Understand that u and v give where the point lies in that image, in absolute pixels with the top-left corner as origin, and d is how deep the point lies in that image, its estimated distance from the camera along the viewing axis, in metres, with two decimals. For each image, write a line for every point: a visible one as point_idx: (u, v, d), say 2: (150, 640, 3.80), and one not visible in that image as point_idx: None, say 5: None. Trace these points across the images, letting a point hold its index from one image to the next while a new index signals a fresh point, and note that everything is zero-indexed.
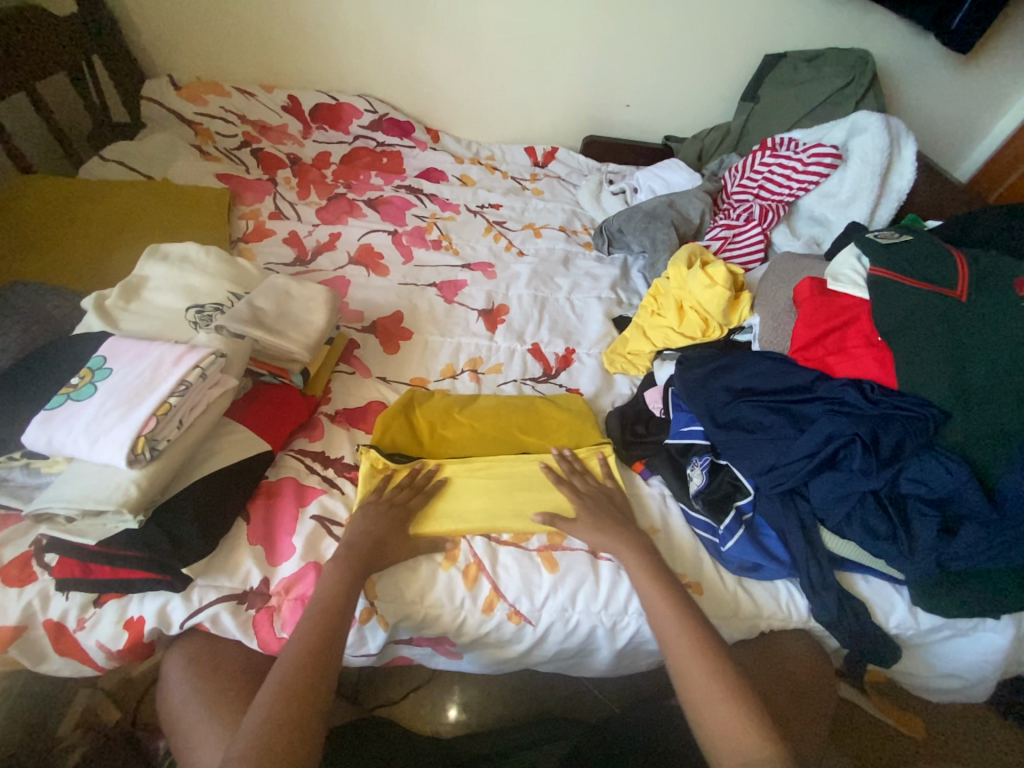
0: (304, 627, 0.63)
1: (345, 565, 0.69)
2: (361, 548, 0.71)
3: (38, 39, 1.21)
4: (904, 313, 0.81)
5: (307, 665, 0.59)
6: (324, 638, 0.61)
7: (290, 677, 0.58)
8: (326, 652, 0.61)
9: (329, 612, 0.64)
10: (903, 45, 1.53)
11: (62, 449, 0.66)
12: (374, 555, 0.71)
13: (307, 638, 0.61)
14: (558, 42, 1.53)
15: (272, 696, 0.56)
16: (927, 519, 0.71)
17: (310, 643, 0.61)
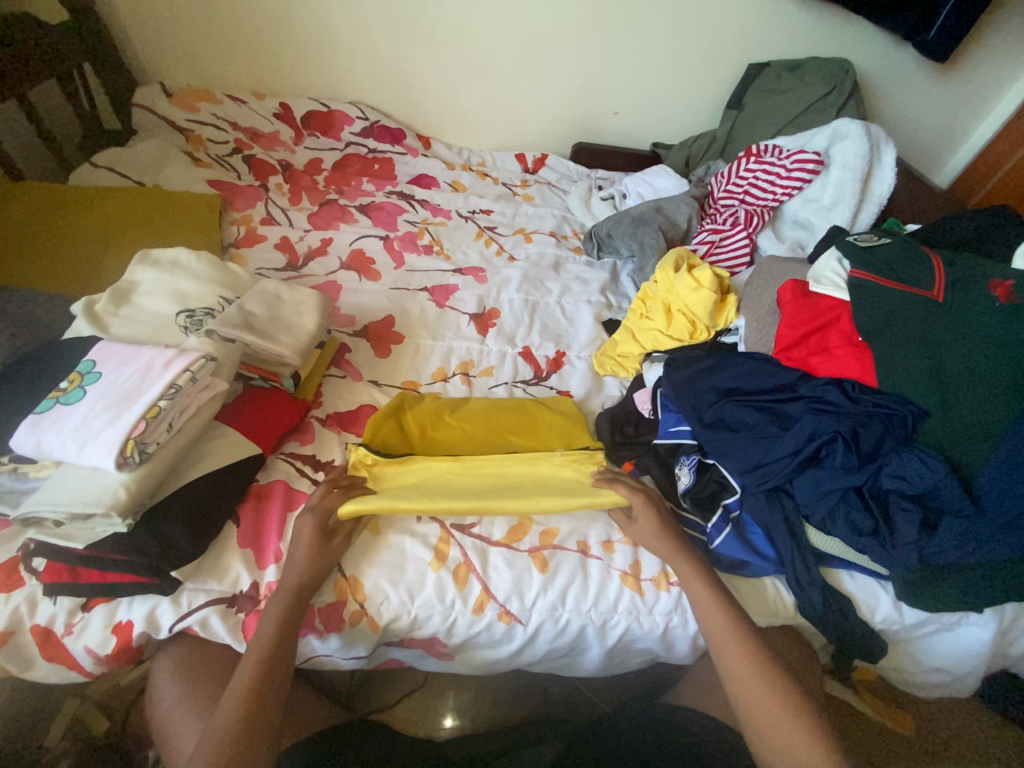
0: (234, 685, 0.60)
1: (276, 613, 0.65)
2: (291, 591, 0.67)
3: (29, 46, 1.22)
4: (884, 314, 0.83)
5: (236, 731, 0.56)
6: (252, 699, 0.59)
7: (217, 745, 0.55)
8: (257, 713, 0.58)
9: (258, 667, 0.61)
10: (882, 55, 1.57)
11: (50, 453, 0.66)
12: (305, 597, 0.68)
13: (236, 698, 0.59)
14: (547, 51, 1.56)
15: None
16: (909, 513, 0.72)
17: (239, 705, 0.58)
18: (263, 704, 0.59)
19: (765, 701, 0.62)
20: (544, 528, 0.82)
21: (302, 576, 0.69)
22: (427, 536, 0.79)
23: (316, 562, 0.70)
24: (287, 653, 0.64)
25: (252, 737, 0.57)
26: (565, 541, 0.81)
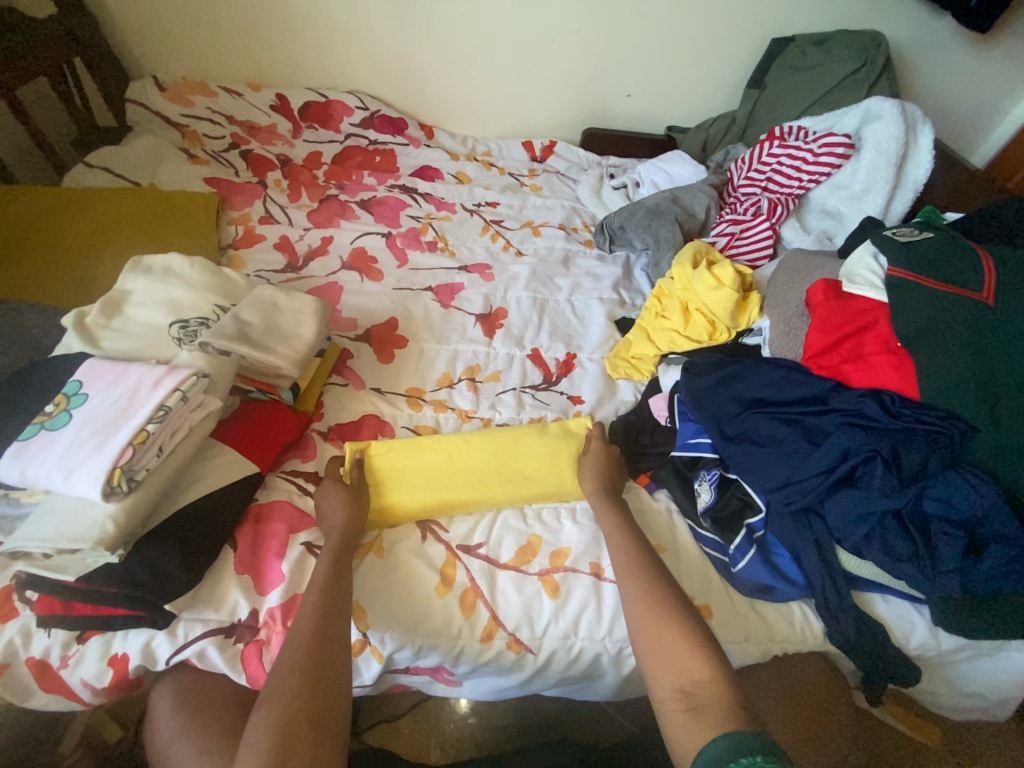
0: (302, 604, 0.62)
1: (330, 548, 0.69)
2: (339, 534, 0.71)
3: (13, 42, 1.17)
4: (926, 318, 0.76)
5: (311, 635, 0.58)
6: (321, 612, 0.61)
7: (294, 661, 0.56)
8: (330, 622, 0.60)
9: (318, 599, 0.62)
10: (919, 25, 1.45)
11: (36, 483, 0.63)
12: (352, 541, 0.71)
13: (307, 611, 0.61)
14: (555, 31, 1.47)
15: (281, 671, 0.55)
16: (952, 540, 0.66)
17: (310, 616, 0.60)
18: (333, 615, 0.61)
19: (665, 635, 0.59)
20: (554, 548, 0.78)
21: (349, 519, 0.72)
22: (434, 557, 0.76)
23: (356, 509, 0.74)
24: (344, 581, 0.66)
25: (323, 650, 0.58)
26: (577, 563, 0.77)
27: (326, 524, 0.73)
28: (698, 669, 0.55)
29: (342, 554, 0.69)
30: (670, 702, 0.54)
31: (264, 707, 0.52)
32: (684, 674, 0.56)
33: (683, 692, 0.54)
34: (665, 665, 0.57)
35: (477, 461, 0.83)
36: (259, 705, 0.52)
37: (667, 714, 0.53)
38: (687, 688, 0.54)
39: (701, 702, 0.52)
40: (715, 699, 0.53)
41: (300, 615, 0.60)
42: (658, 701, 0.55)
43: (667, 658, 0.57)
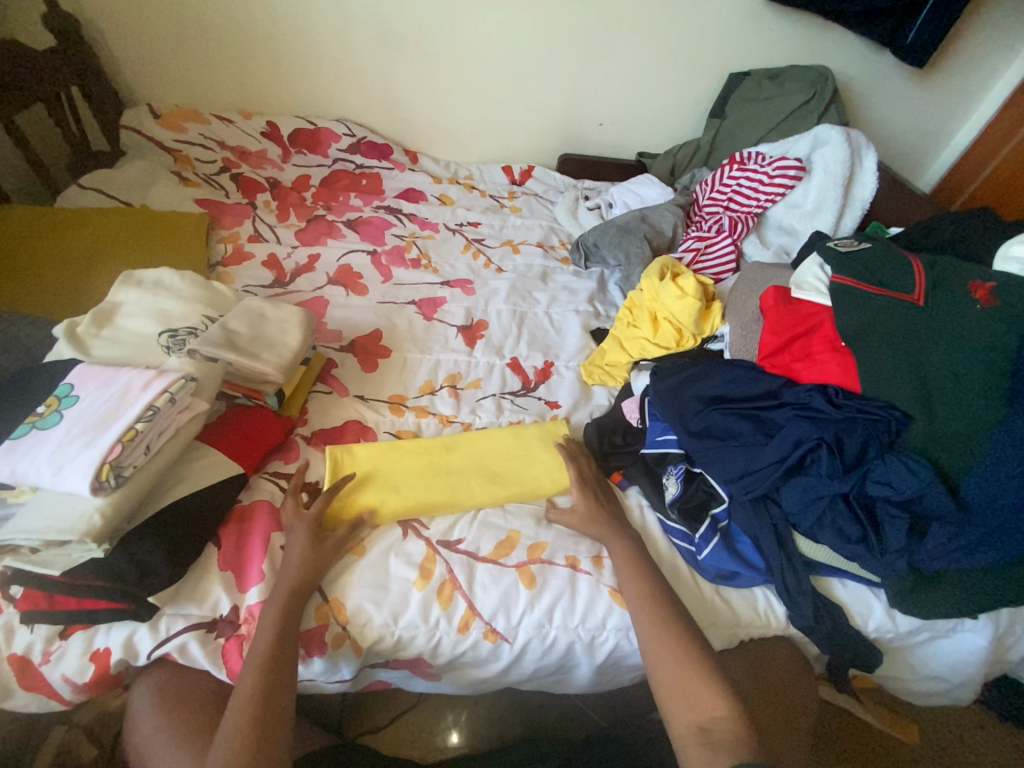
0: (241, 684, 0.62)
1: (273, 613, 0.67)
2: (288, 585, 0.69)
3: (14, 72, 1.24)
4: (865, 319, 0.83)
5: (255, 711, 0.60)
6: (262, 695, 0.61)
7: (235, 732, 0.58)
8: (273, 705, 0.60)
9: (261, 664, 0.63)
10: (861, 61, 1.59)
11: (25, 479, 0.65)
12: (303, 589, 0.70)
13: (246, 693, 0.61)
14: (531, 65, 1.58)
15: (223, 741, 0.58)
16: (897, 521, 0.72)
17: (248, 702, 0.60)
18: (275, 696, 0.61)
19: (681, 677, 0.64)
20: (532, 542, 0.81)
21: (297, 572, 0.70)
22: (412, 554, 0.78)
23: (311, 557, 0.72)
24: (289, 646, 0.65)
25: (264, 719, 0.59)
26: (553, 555, 0.80)
27: (279, 570, 0.72)
28: (714, 704, 0.61)
29: (290, 607, 0.68)
30: (687, 738, 0.60)
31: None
32: (700, 711, 0.61)
33: (700, 729, 0.60)
34: (680, 703, 0.63)
35: (450, 465, 0.88)
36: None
37: (686, 749, 0.59)
38: (704, 725, 0.60)
39: (717, 738, 0.59)
40: (731, 733, 0.59)
41: (239, 702, 0.60)
42: (677, 734, 0.61)
43: (687, 699, 0.62)
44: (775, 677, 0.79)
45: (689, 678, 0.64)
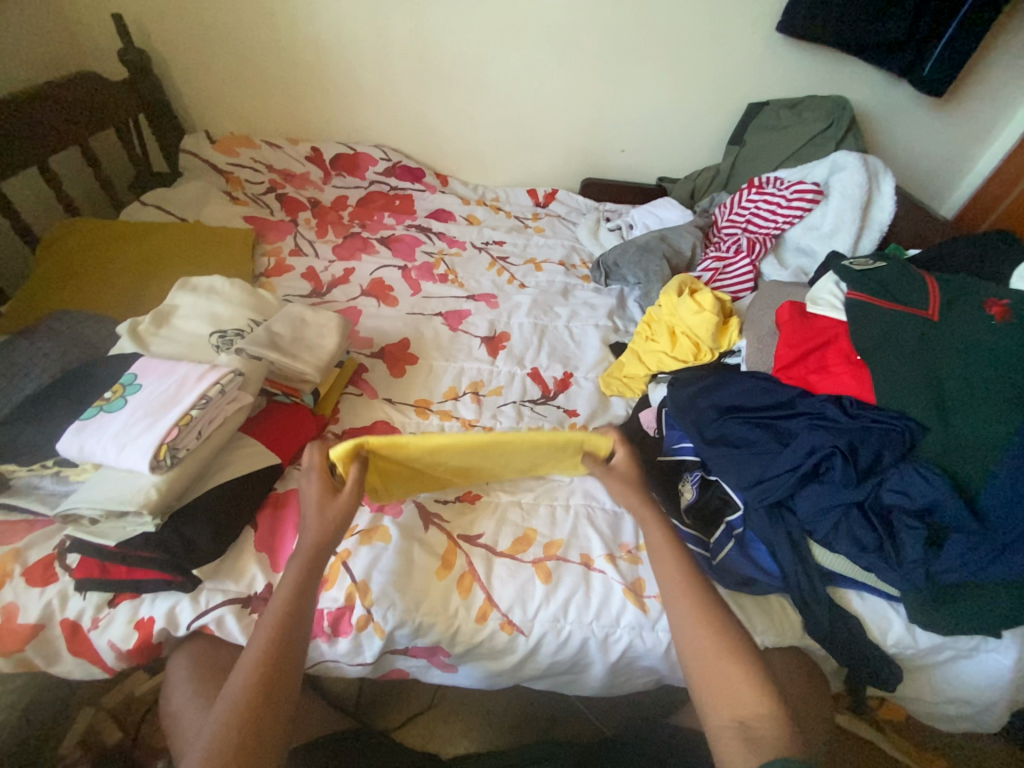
0: (257, 633, 0.60)
1: (296, 566, 0.66)
2: (311, 547, 0.67)
3: (93, 102, 1.39)
4: (879, 334, 0.86)
5: (263, 682, 0.56)
6: (277, 647, 0.59)
7: (237, 702, 0.54)
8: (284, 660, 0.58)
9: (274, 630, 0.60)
10: (878, 93, 1.64)
11: (92, 456, 0.72)
12: (324, 553, 0.68)
13: (261, 643, 0.59)
14: (558, 96, 1.67)
15: (223, 712, 0.53)
16: (915, 531, 0.72)
17: (261, 652, 0.58)
18: (287, 648, 0.59)
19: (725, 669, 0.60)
20: (548, 540, 0.85)
21: (324, 528, 0.69)
22: (435, 545, 0.82)
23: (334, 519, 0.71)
24: (310, 602, 0.64)
25: (271, 690, 0.56)
26: (568, 552, 0.83)
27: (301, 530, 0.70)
28: (757, 701, 0.57)
29: (311, 569, 0.66)
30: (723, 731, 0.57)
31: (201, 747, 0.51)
32: (744, 703, 0.58)
33: (741, 722, 0.56)
34: (721, 696, 0.59)
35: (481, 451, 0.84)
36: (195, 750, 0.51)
37: (722, 740, 0.56)
38: (747, 721, 0.56)
39: (758, 734, 0.55)
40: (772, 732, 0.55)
41: (253, 651, 0.58)
42: (713, 729, 0.58)
43: (726, 689, 0.59)
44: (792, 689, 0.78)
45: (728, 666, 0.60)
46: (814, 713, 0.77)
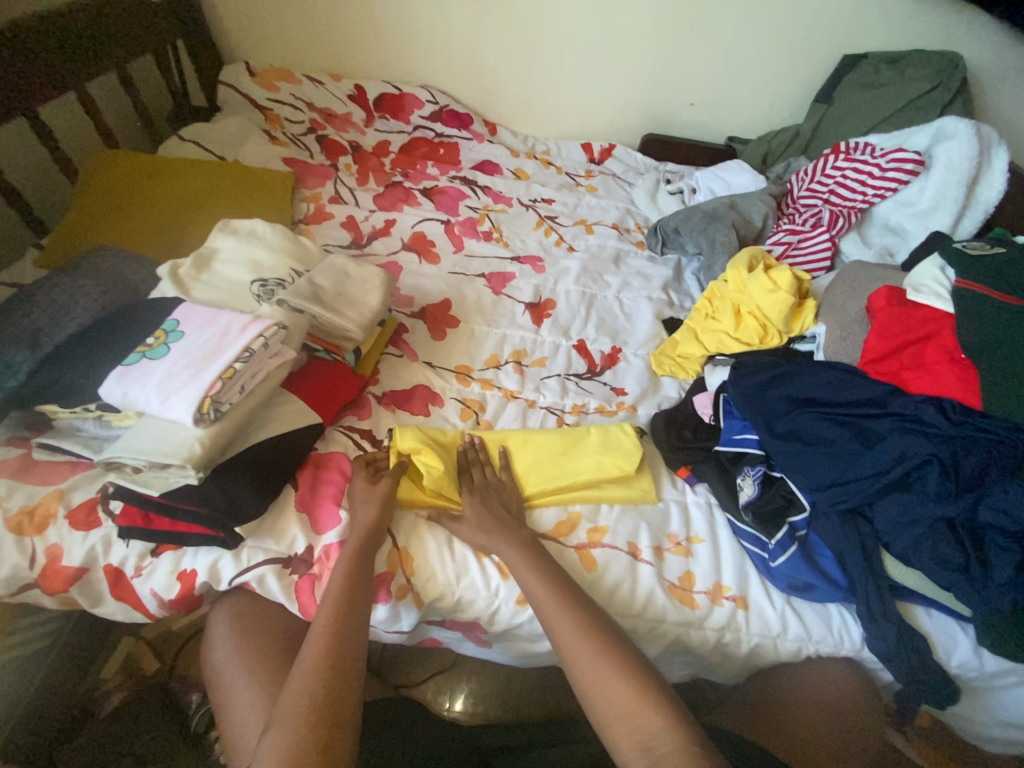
0: (316, 623, 0.62)
1: (348, 550, 0.69)
2: (365, 531, 0.71)
3: (132, 22, 1.30)
4: (996, 329, 0.76)
5: (328, 659, 0.58)
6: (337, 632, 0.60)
7: (305, 679, 0.56)
8: (345, 646, 0.60)
9: (333, 612, 0.62)
10: (1001, 48, 1.42)
11: (134, 404, 0.70)
12: (375, 538, 0.71)
13: (320, 634, 0.60)
14: (624, 37, 1.50)
15: (294, 689, 0.56)
16: (1008, 554, 0.65)
17: (320, 642, 0.59)
18: (347, 628, 0.61)
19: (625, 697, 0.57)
20: (593, 526, 0.81)
21: (371, 522, 0.71)
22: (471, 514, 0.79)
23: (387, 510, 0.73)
24: (362, 593, 0.65)
25: (336, 667, 0.58)
26: (614, 539, 0.80)
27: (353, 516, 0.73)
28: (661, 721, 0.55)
29: (361, 554, 0.69)
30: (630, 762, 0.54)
31: (273, 735, 0.53)
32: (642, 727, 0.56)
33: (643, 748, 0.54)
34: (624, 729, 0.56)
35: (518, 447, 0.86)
36: (268, 727, 0.54)
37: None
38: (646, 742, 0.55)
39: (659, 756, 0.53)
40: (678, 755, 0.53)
41: (314, 638, 0.60)
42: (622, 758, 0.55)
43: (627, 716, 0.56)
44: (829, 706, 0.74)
45: (631, 701, 0.57)
46: (865, 721, 0.73)
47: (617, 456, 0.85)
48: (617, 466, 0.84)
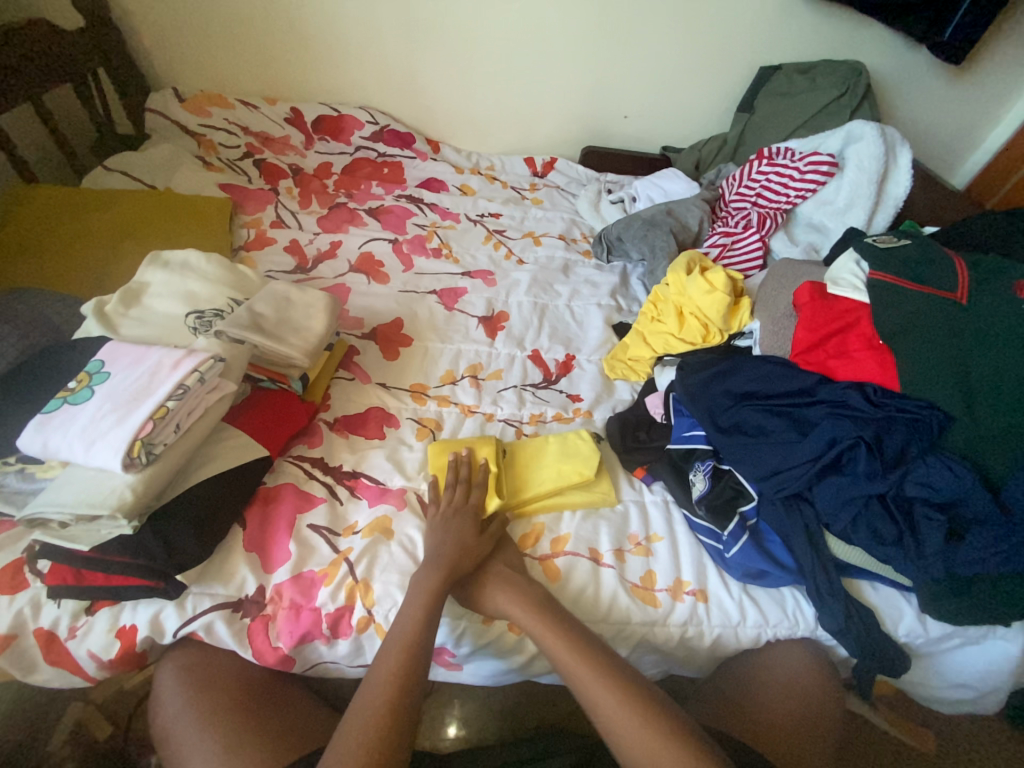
0: (382, 663, 0.62)
1: (425, 590, 0.68)
2: (443, 567, 0.70)
3: (46, 51, 1.24)
4: (906, 317, 0.82)
5: (388, 708, 0.58)
6: (400, 682, 0.60)
7: (368, 718, 0.57)
8: (403, 695, 0.59)
9: (402, 651, 0.62)
10: (897, 57, 1.55)
11: (57, 453, 0.65)
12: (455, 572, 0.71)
13: (386, 676, 0.60)
14: (557, 55, 1.55)
15: (353, 727, 0.56)
16: (934, 523, 0.70)
17: (385, 689, 0.59)
18: (409, 677, 0.61)
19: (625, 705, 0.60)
20: (555, 536, 0.81)
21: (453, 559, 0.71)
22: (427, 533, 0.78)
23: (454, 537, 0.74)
24: (429, 641, 0.64)
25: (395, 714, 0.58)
26: (576, 548, 0.80)
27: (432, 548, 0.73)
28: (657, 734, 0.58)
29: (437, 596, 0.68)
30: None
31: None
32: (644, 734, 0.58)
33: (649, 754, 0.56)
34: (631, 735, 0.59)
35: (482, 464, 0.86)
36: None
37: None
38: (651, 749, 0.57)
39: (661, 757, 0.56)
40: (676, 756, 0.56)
41: (391, 661, 0.62)
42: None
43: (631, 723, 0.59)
44: (788, 687, 0.76)
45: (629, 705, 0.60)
46: (821, 703, 0.75)
47: (575, 462, 0.86)
48: (575, 474, 0.85)
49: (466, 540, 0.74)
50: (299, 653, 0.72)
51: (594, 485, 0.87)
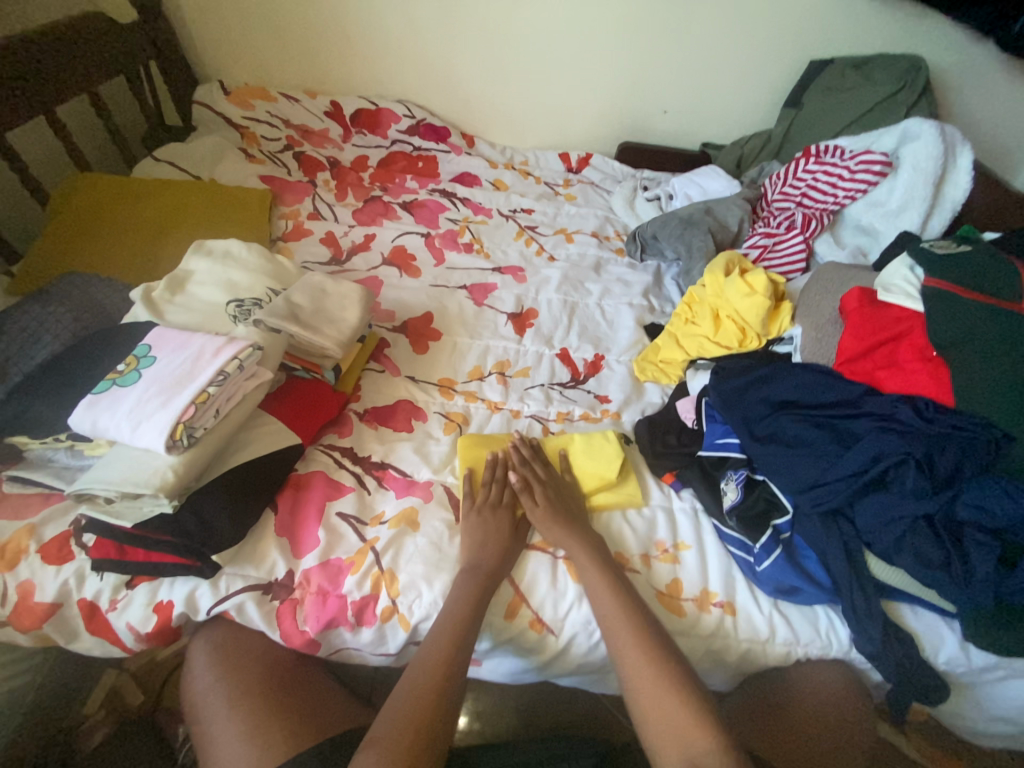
0: (428, 642, 0.65)
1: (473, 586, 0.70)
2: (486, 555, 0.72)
3: (103, 44, 1.29)
4: (964, 327, 0.77)
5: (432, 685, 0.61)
6: (443, 666, 0.63)
7: (415, 689, 0.61)
8: (441, 694, 0.61)
9: (448, 631, 0.65)
10: (961, 51, 1.46)
11: (105, 432, 0.68)
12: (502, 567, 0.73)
13: (433, 654, 0.64)
14: (597, 49, 1.52)
15: (402, 696, 0.60)
16: (986, 549, 0.66)
17: (430, 668, 0.62)
18: (455, 657, 0.64)
19: (671, 706, 0.60)
20: None
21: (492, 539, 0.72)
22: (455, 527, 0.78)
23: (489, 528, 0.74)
24: (470, 630, 0.66)
25: (440, 690, 0.61)
26: None
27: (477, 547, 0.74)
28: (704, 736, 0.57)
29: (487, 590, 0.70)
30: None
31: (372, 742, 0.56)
32: (690, 743, 0.57)
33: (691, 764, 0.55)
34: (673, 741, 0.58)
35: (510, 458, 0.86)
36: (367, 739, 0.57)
37: None
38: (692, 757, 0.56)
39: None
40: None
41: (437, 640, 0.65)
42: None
43: (678, 730, 0.58)
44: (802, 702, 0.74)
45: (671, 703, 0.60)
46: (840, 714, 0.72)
47: (603, 463, 0.85)
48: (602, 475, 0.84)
49: (490, 537, 0.74)
50: (324, 638, 0.73)
51: (621, 486, 0.85)
